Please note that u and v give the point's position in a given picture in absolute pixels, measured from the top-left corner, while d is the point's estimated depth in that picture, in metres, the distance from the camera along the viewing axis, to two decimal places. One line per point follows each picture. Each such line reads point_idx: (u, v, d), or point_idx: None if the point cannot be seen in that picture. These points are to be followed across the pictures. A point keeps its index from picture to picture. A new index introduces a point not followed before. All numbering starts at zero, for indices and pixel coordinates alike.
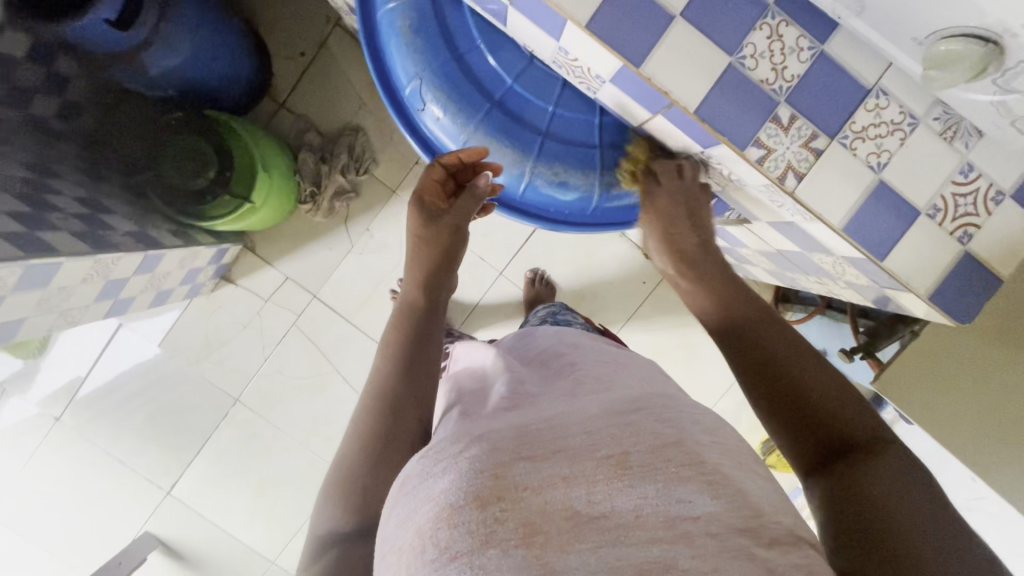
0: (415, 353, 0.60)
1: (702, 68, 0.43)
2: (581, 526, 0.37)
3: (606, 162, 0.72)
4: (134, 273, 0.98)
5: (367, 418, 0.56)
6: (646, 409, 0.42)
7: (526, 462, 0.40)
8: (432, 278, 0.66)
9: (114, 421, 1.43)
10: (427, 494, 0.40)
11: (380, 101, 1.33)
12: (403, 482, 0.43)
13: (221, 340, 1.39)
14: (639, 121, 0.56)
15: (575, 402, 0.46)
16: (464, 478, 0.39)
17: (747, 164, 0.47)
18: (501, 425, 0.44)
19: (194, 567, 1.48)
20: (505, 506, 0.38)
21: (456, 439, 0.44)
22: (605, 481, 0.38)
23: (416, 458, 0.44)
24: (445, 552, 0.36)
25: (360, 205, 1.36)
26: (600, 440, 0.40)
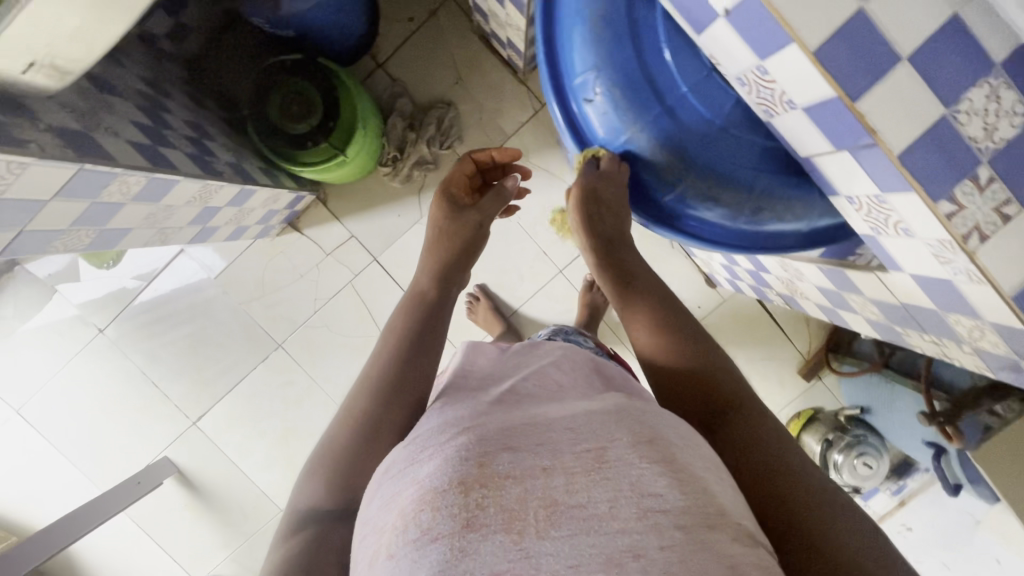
0: (418, 340, 0.65)
1: (914, 115, 0.44)
2: (557, 514, 0.42)
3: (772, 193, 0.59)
4: (227, 204, 0.99)
5: (382, 383, 0.61)
6: (625, 412, 0.48)
7: (509, 454, 0.45)
8: (447, 269, 0.73)
9: (155, 343, 1.44)
10: (412, 478, 0.46)
11: (476, 79, 1.33)
12: (388, 469, 0.50)
13: (276, 284, 1.40)
14: (805, 153, 0.55)
15: (558, 405, 0.51)
16: (451, 466, 0.44)
17: (930, 217, 0.47)
18: (488, 418, 0.49)
19: (206, 500, 1.50)
20: (485, 493, 0.42)
21: (446, 429, 0.49)
22: (584, 472, 0.44)
23: (402, 448, 0.51)
24: (428, 533, 0.41)
25: (435, 178, 1.36)
26: (582, 435, 0.46)
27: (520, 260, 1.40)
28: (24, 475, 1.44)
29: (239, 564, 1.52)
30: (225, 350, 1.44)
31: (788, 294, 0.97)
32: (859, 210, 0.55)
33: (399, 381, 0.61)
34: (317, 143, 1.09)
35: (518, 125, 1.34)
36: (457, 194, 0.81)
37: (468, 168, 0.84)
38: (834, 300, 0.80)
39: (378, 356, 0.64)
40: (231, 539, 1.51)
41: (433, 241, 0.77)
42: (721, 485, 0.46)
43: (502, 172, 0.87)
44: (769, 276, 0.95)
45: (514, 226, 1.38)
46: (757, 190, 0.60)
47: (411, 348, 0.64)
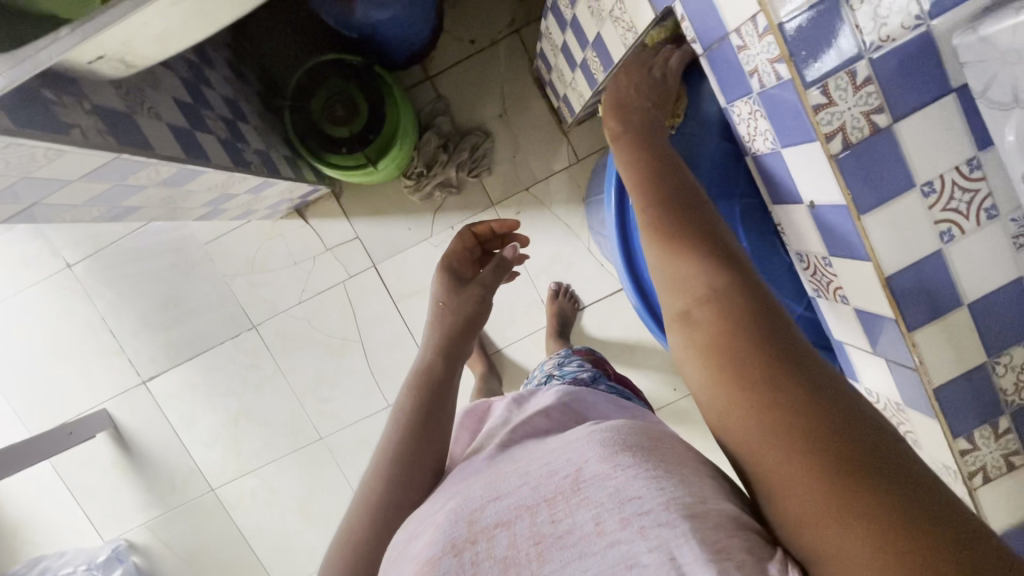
0: (421, 420, 0.64)
1: (960, 355, 0.46)
2: (549, 546, 0.40)
3: None
4: (245, 192, 0.93)
5: (383, 469, 0.60)
6: (609, 429, 0.45)
7: (496, 502, 0.43)
8: (453, 349, 0.72)
9: (123, 293, 1.36)
10: (410, 557, 0.44)
11: (520, 116, 1.32)
12: (389, 555, 0.48)
13: (266, 265, 1.35)
14: (839, 338, 0.57)
15: (540, 445, 0.49)
16: (442, 531, 0.43)
17: (944, 445, 0.49)
18: (473, 481, 0.49)
19: (135, 462, 1.43)
20: (479, 549, 0.41)
21: (435, 508, 0.49)
22: (565, 499, 0.41)
23: (400, 534, 0.50)
24: None
25: (454, 203, 1.34)
26: (559, 463, 0.44)
27: (516, 301, 1.40)
28: None
29: (153, 534, 1.46)
30: (197, 317, 1.37)
31: None
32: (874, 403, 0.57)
33: (405, 465, 0.59)
34: (350, 149, 1.05)
35: (549, 173, 1.33)
36: (458, 270, 0.79)
37: (467, 242, 0.82)
38: None
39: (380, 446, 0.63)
40: (151, 507, 1.45)
41: (436, 320, 0.75)
42: (715, 493, 0.41)
43: (501, 243, 0.84)
44: None
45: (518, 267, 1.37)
46: None
47: (416, 428, 0.63)
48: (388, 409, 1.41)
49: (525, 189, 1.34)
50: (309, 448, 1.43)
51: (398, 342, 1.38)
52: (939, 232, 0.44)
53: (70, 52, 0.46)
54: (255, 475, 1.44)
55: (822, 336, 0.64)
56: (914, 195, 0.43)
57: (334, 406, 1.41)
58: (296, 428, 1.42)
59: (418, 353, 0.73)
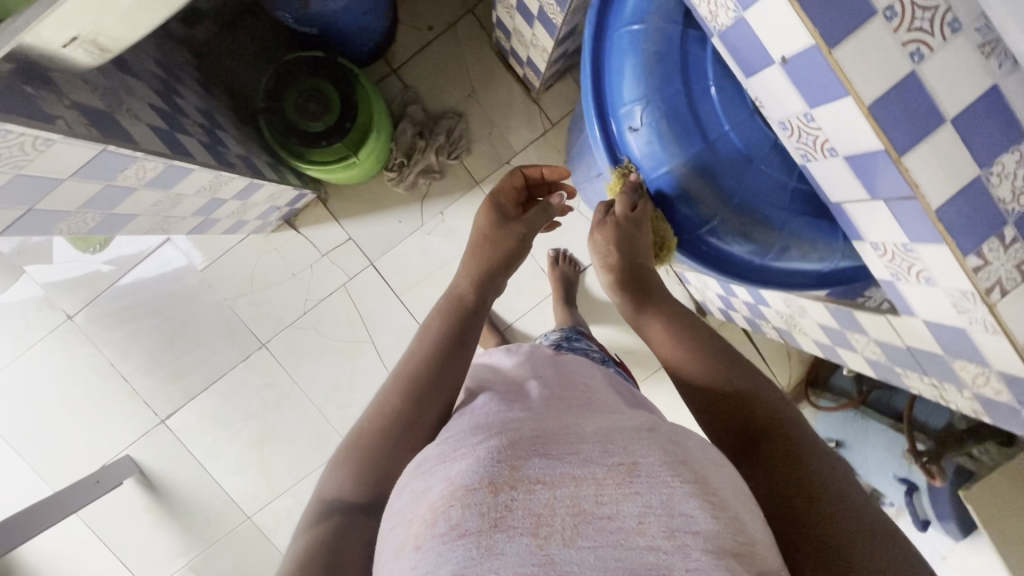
0: (447, 340, 0.68)
1: (953, 173, 0.47)
2: (585, 524, 0.41)
3: (797, 230, 0.61)
4: (232, 197, 0.95)
5: (413, 376, 0.63)
6: (658, 431, 0.46)
7: (541, 459, 0.44)
8: (487, 279, 0.77)
9: (129, 336, 1.36)
10: (443, 474, 0.45)
11: (489, 92, 1.34)
12: (420, 464, 0.49)
13: (266, 282, 1.35)
14: (836, 199, 0.58)
15: (591, 419, 0.50)
16: (483, 463, 0.44)
17: (957, 269, 0.49)
18: (519, 421, 0.49)
19: (167, 503, 1.42)
20: (515, 496, 0.42)
21: (476, 431, 0.48)
22: (615, 485, 0.42)
23: (434, 445, 0.50)
24: (455, 528, 0.41)
25: (440, 187, 1.36)
26: (613, 447, 0.44)
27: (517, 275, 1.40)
28: None
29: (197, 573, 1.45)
30: (206, 345, 1.37)
31: (785, 328, 1.01)
32: (881, 256, 0.58)
33: (430, 383, 0.63)
34: (331, 143, 1.07)
35: (528, 142, 1.35)
36: (505, 202, 0.85)
37: (517, 181, 0.87)
38: (834, 338, 0.84)
39: (412, 356, 0.67)
40: (191, 546, 1.44)
41: (476, 247, 0.80)
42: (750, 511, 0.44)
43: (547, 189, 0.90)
44: (768, 309, 0.98)
45: None
46: (784, 228, 0.61)
47: (441, 355, 0.66)
48: None
49: (506, 163, 1.35)
50: None
51: (408, 335, 1.38)
52: (911, 53, 0.45)
53: (37, 34, 0.48)
54: (289, 495, 1.43)
55: None
56: (879, 21, 0.44)
57: (356, 410, 1.40)
58: (322, 439, 1.41)
59: (457, 276, 0.78)
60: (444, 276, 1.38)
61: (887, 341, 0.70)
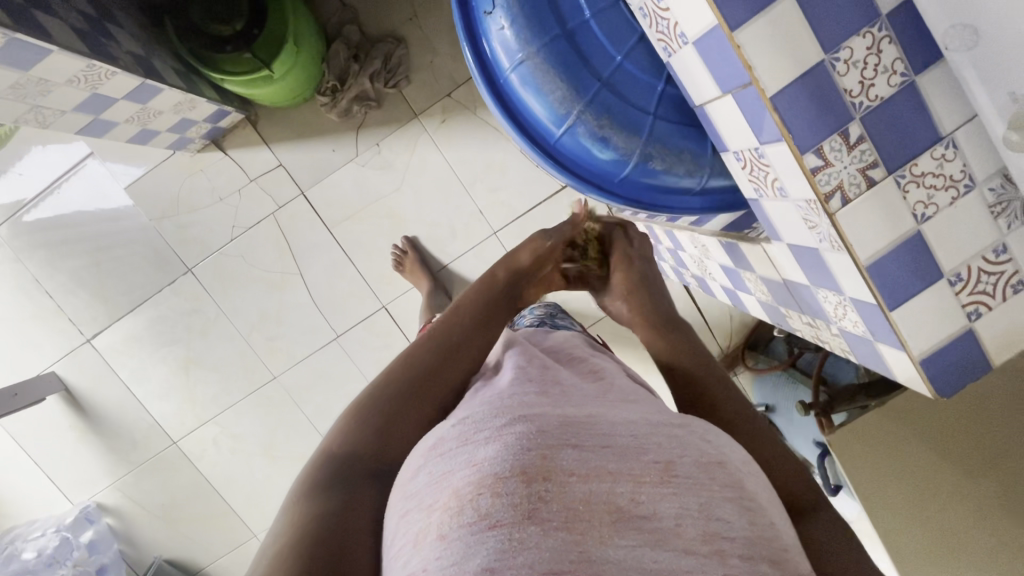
0: (464, 333, 0.67)
1: (794, 58, 0.41)
2: (622, 522, 0.38)
3: (659, 136, 0.56)
4: (124, 97, 0.90)
5: (437, 347, 0.65)
6: (691, 427, 0.47)
7: (573, 450, 0.42)
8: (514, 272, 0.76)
9: (53, 253, 1.34)
10: (468, 459, 0.42)
11: (431, 17, 1.26)
12: (436, 446, 0.46)
13: (192, 204, 1.31)
14: (700, 102, 0.52)
15: (614, 409, 0.49)
16: (512, 451, 0.41)
17: (799, 172, 0.45)
18: (541, 406, 0.47)
19: (93, 423, 1.42)
20: (549, 487, 0.39)
21: (495, 413, 0.46)
22: (653, 484, 0.41)
23: (452, 424, 0.47)
24: (485, 518, 0.38)
25: (376, 118, 1.30)
26: (648, 445, 0.43)
27: (455, 215, 1.35)
28: None
29: (122, 494, 1.46)
30: (131, 267, 1.35)
31: (701, 277, 0.96)
32: (743, 167, 0.53)
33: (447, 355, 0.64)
34: (238, 50, 1.01)
35: None
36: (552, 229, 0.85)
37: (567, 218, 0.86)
38: (734, 281, 0.79)
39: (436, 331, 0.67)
40: (117, 467, 1.44)
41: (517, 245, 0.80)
42: (784, 525, 0.44)
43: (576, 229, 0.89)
44: (686, 254, 0.94)
45: (452, 180, 1.33)
46: (652, 135, 0.56)
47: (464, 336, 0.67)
48: (337, 342, 1.39)
49: (447, 96, 1.29)
50: (263, 388, 1.41)
51: (336, 269, 1.35)
52: None
53: None
54: (213, 423, 1.42)
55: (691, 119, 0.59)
56: None
57: (283, 343, 1.38)
58: (247, 369, 1.40)
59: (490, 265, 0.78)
60: (379, 210, 1.34)
61: (767, 276, 0.66)
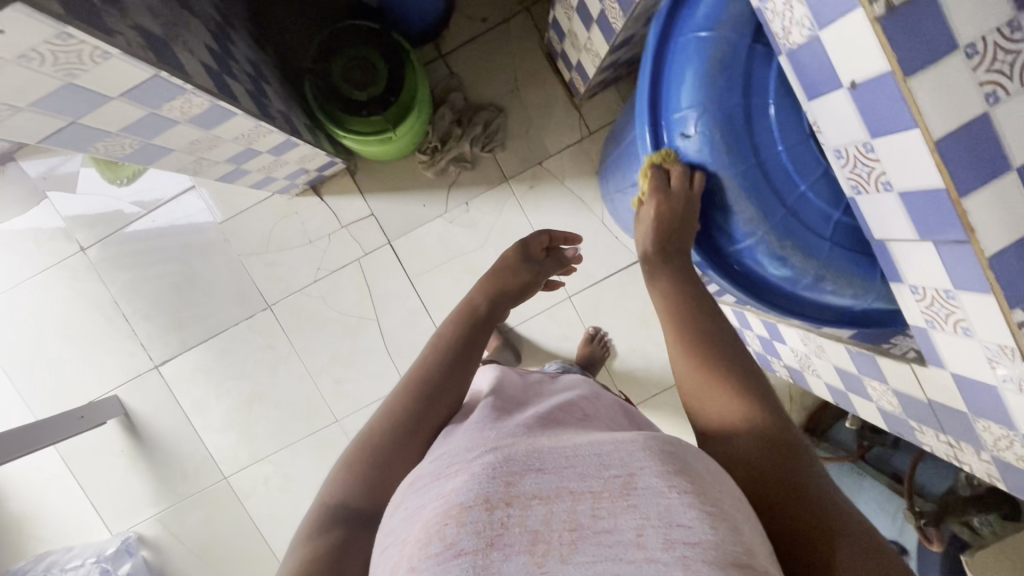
0: (452, 367, 0.70)
1: (1013, 223, 0.46)
2: (583, 539, 0.39)
3: (834, 260, 0.60)
4: (267, 150, 0.95)
5: (426, 380, 0.68)
6: (659, 437, 0.45)
7: (536, 474, 0.43)
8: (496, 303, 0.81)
9: (136, 278, 1.36)
10: (437, 493, 0.44)
11: (533, 91, 1.34)
12: (413, 484, 0.49)
13: (282, 244, 1.35)
14: (880, 237, 0.57)
15: (593, 435, 0.48)
16: (477, 481, 0.43)
17: (1000, 321, 0.48)
18: (517, 440, 0.48)
19: (147, 450, 1.40)
20: (511, 512, 0.40)
21: (474, 449, 0.48)
22: (612, 498, 0.40)
23: (428, 464, 0.50)
24: (450, 547, 0.38)
25: (469, 178, 1.36)
26: (611, 460, 0.43)
27: None
28: None
29: (163, 526, 1.42)
30: (209, 297, 1.37)
31: (796, 368, 0.99)
32: (919, 300, 0.57)
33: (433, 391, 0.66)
34: (373, 113, 1.07)
35: (562, 147, 1.35)
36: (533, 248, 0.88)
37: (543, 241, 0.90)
38: (850, 384, 0.82)
39: (425, 360, 0.71)
40: (162, 498, 1.42)
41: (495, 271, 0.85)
42: None
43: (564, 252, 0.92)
44: (784, 347, 0.97)
45: None
46: (828, 257, 0.60)
47: (449, 368, 0.70)
48: None
49: (538, 164, 1.35)
50: (325, 429, 1.40)
51: (412, 318, 1.38)
52: (985, 94, 0.44)
53: None
54: (269, 461, 1.41)
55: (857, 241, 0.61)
56: (959, 57, 0.43)
57: (350, 386, 1.39)
58: (311, 409, 1.40)
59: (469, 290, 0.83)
60: (460, 265, 1.37)
61: (910, 393, 0.68)
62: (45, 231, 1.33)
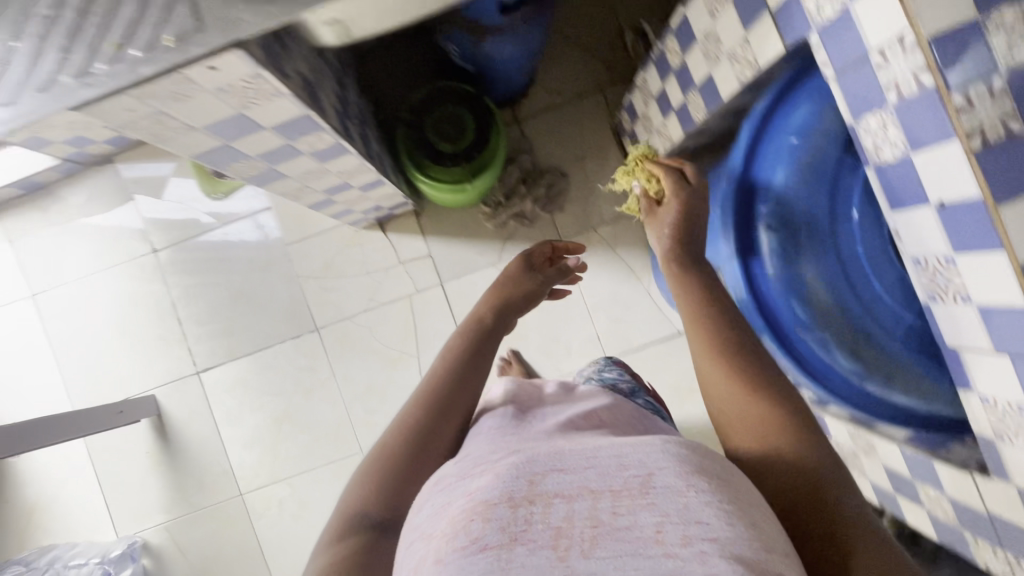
0: (463, 376, 0.69)
1: None
2: (604, 536, 0.41)
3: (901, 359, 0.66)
4: (358, 186, 1.02)
5: (440, 390, 0.67)
6: (677, 439, 0.46)
7: (558, 472, 0.45)
8: (503, 312, 0.79)
9: (197, 284, 1.42)
10: (462, 492, 0.46)
11: (596, 163, 1.43)
12: (437, 482, 0.51)
13: (340, 272, 1.41)
14: (953, 345, 0.60)
15: (614, 438, 0.50)
16: (500, 479, 0.45)
17: None
18: (538, 443, 0.50)
19: (171, 454, 1.41)
20: (535, 509, 0.42)
21: (496, 452, 0.50)
22: (631, 497, 0.42)
23: (451, 464, 0.52)
24: (475, 542, 0.41)
25: (525, 234, 1.43)
26: (630, 461, 0.44)
27: (574, 335, 1.42)
28: (22, 368, 1.42)
29: (170, 535, 1.40)
30: (262, 313, 1.42)
31: None
32: (990, 409, 0.59)
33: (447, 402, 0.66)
34: (455, 165, 1.16)
35: (618, 216, 1.42)
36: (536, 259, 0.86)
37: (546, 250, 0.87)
38: (900, 486, 0.82)
39: (435, 372, 0.69)
40: (175, 506, 1.41)
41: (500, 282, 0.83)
42: None
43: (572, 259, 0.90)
44: None
45: (580, 303, 1.42)
46: (895, 358, 0.66)
47: (461, 377, 0.68)
48: None
49: (593, 229, 1.42)
50: (349, 459, 1.40)
51: None
52: None
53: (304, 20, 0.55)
54: (287, 484, 1.40)
55: (928, 345, 0.65)
56: None
57: (380, 419, 1.40)
58: (338, 436, 1.40)
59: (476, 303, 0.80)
60: None
61: (969, 504, 0.69)
62: (124, 231, 1.42)
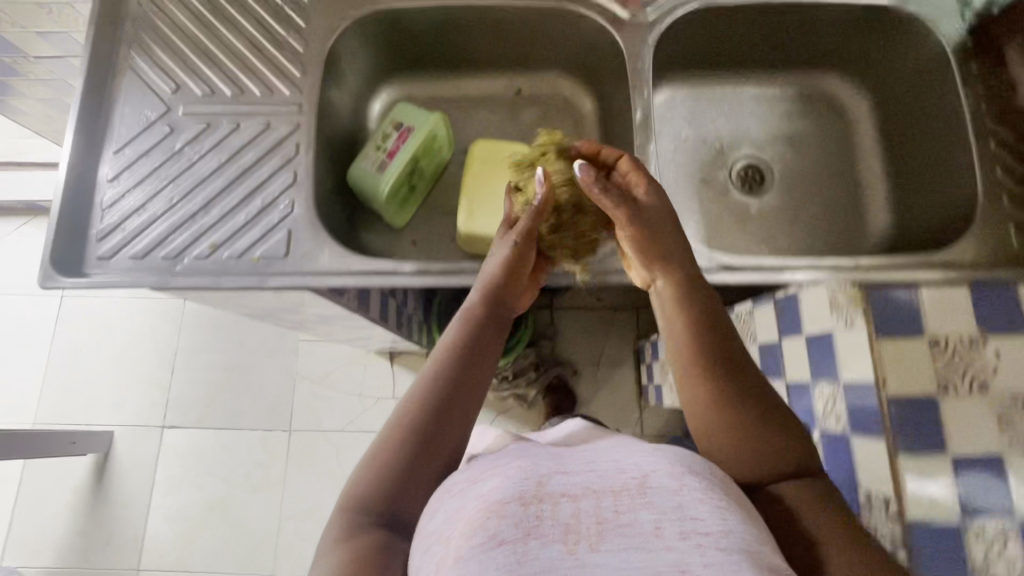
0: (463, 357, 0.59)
1: None
2: (610, 531, 0.38)
3: None
4: (379, 337, 1.08)
5: (435, 377, 0.57)
6: (671, 450, 0.45)
7: (563, 474, 0.42)
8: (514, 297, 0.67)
9: (205, 344, 1.47)
10: (473, 493, 0.42)
11: (608, 374, 1.46)
12: (445, 490, 0.46)
13: (335, 384, 1.43)
14: None
15: (620, 446, 0.47)
16: (512, 479, 0.42)
17: None
18: (534, 447, 0.48)
19: (97, 497, 1.37)
20: (544, 507, 0.39)
21: (500, 456, 0.47)
22: (632, 495, 0.40)
23: (458, 472, 0.48)
24: (493, 538, 0.37)
25: (519, 413, 1.44)
26: (626, 465, 0.43)
27: None
28: (13, 359, 1.46)
29: None
30: (248, 393, 1.43)
31: None
32: None
33: (450, 384, 0.57)
34: None
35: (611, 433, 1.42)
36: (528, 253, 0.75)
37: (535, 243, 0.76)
38: None
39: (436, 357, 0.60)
40: (72, 555, 1.34)
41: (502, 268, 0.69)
42: None
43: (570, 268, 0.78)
44: None
45: None
46: None
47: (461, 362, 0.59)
48: None
49: None
50: None
51: None
52: None
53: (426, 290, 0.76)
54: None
55: None
56: None
57: (308, 546, 1.34)
58: (260, 547, 1.34)
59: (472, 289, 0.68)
60: None
61: None
62: None
